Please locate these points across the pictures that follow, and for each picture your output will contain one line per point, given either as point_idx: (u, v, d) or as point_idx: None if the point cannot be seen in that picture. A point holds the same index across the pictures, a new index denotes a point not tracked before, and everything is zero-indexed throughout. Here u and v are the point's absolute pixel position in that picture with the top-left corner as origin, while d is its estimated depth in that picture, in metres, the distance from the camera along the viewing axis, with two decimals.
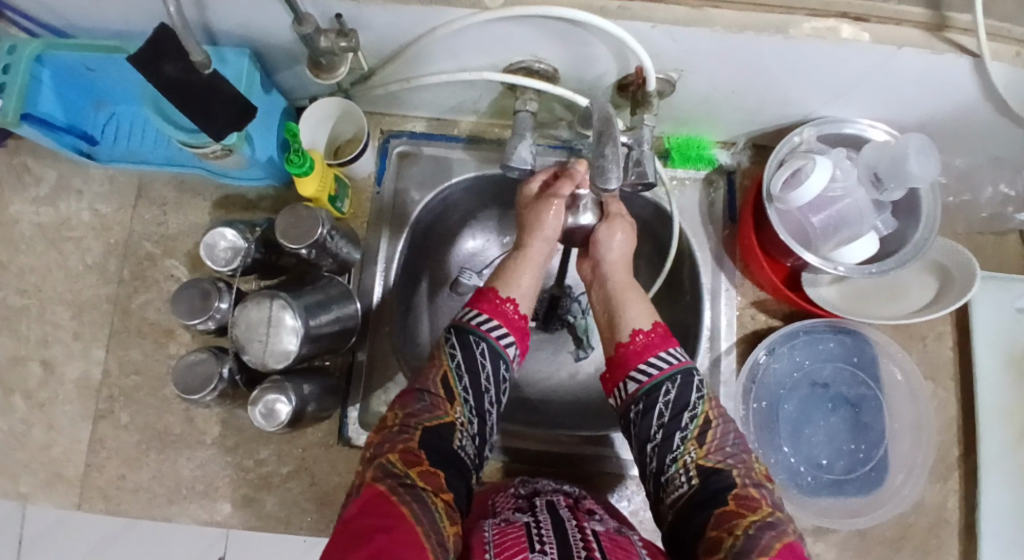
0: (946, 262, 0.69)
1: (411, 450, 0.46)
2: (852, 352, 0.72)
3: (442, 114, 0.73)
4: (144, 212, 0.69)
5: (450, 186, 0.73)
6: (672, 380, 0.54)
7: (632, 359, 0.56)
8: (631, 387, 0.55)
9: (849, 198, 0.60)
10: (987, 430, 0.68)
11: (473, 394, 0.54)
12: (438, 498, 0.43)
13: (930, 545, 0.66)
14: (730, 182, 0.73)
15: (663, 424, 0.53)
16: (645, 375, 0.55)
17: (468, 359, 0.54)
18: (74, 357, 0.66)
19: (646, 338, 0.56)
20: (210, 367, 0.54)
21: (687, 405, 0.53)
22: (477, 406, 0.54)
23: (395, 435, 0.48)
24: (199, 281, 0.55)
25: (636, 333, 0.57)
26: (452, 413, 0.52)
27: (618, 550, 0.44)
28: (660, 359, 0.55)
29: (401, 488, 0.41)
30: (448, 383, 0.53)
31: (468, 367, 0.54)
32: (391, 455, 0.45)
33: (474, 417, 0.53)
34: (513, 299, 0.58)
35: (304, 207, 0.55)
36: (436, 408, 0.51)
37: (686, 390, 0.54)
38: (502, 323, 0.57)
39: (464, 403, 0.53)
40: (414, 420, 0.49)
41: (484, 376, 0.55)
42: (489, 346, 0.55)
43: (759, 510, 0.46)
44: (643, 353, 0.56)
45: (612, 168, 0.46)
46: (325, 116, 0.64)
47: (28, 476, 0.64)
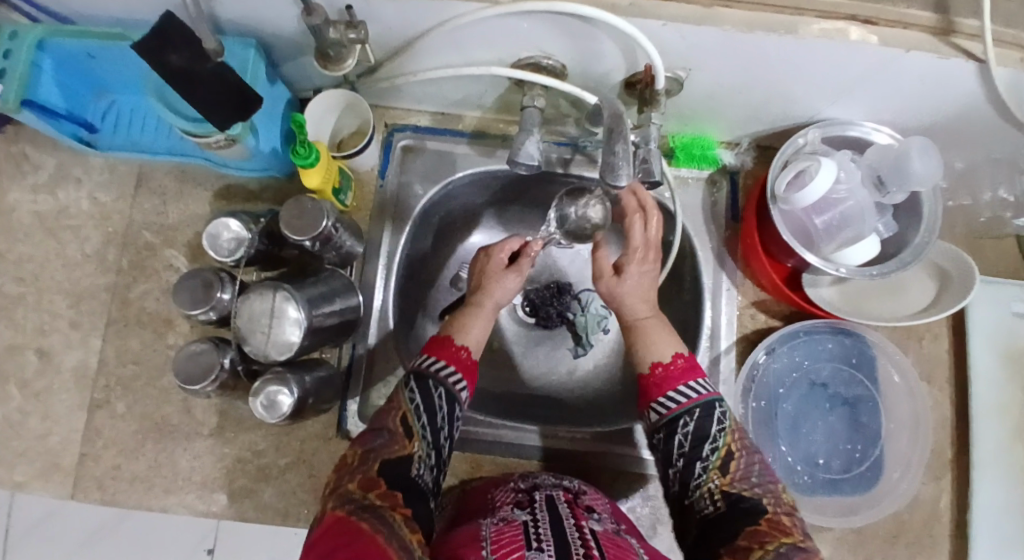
0: (945, 265, 0.69)
1: (370, 478, 0.45)
2: (850, 352, 0.73)
3: (446, 108, 0.72)
4: (145, 201, 0.69)
5: (454, 181, 0.73)
6: (690, 413, 0.51)
7: (652, 391, 0.54)
8: (654, 416, 0.54)
9: (853, 199, 0.60)
10: (981, 431, 0.69)
11: (430, 430, 0.52)
12: (396, 512, 0.41)
13: (924, 544, 0.67)
14: (733, 182, 0.74)
15: (684, 453, 0.51)
16: (668, 406, 0.53)
17: (426, 401, 0.53)
18: (71, 346, 0.65)
19: (666, 370, 0.54)
20: (211, 358, 0.52)
21: (708, 436, 0.50)
22: (435, 441, 0.52)
23: (354, 468, 0.46)
24: (201, 270, 0.53)
25: (657, 364, 0.54)
26: (410, 447, 0.50)
27: (616, 550, 0.45)
28: (682, 391, 0.53)
29: (360, 511, 0.41)
30: (407, 422, 0.51)
31: (427, 409, 0.53)
32: (352, 485, 0.44)
33: (432, 451, 0.52)
34: (466, 346, 0.58)
35: (309, 199, 0.54)
36: (393, 442, 0.49)
37: (706, 422, 0.51)
38: (456, 368, 0.57)
39: (422, 438, 0.51)
40: (374, 454, 0.47)
41: (440, 416, 0.53)
42: (445, 390, 0.55)
43: (790, 535, 0.44)
44: (663, 386, 0.54)
45: (621, 163, 0.46)
46: (330, 107, 0.64)
47: (23, 466, 0.63)
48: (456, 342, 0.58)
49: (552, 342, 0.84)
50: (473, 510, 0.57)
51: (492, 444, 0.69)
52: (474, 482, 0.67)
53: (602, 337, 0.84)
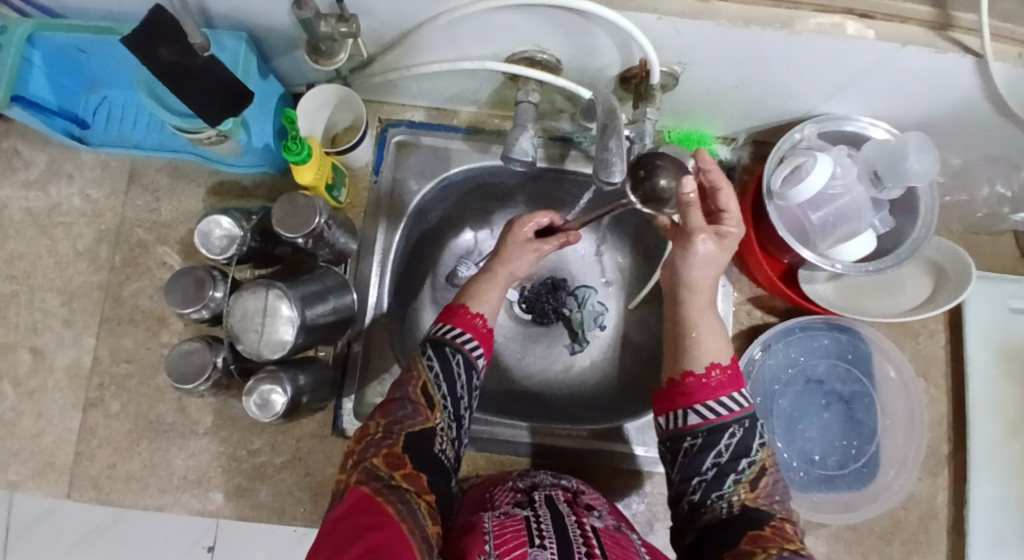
0: (942, 261, 0.69)
1: (395, 454, 0.46)
2: (845, 348, 0.73)
3: (441, 103, 0.72)
4: (137, 198, 0.68)
5: (450, 177, 0.72)
6: (740, 423, 0.50)
7: (700, 393, 0.51)
8: (692, 420, 0.51)
9: (849, 195, 0.60)
10: (977, 427, 0.69)
11: (451, 400, 0.54)
12: (421, 499, 0.42)
13: (920, 541, 0.67)
14: (729, 177, 0.73)
15: (717, 463, 0.49)
16: (714, 412, 0.50)
17: (445, 369, 0.54)
18: (64, 345, 0.65)
19: (721, 375, 0.51)
20: (204, 356, 0.51)
21: (747, 451, 0.50)
22: (455, 411, 0.54)
23: (378, 441, 0.47)
24: (193, 268, 0.52)
25: (713, 367, 0.51)
26: (433, 419, 0.51)
27: (617, 548, 0.45)
28: (732, 401, 0.51)
29: (386, 491, 0.41)
30: (428, 392, 0.52)
31: (447, 378, 0.54)
32: (376, 459, 0.45)
33: (452, 422, 0.54)
34: (481, 314, 0.59)
35: (302, 196, 0.54)
36: (417, 414, 0.51)
37: (750, 436, 0.50)
38: (473, 336, 0.58)
39: (443, 409, 0.53)
40: (397, 426, 0.48)
41: (460, 384, 0.55)
42: (463, 358, 0.56)
43: (792, 541, 0.44)
44: (713, 391, 0.51)
45: (615, 160, 0.46)
46: (323, 102, 0.63)
47: (17, 464, 0.63)
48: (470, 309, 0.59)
49: (548, 338, 0.84)
50: (471, 506, 0.57)
51: (489, 442, 0.69)
52: (469, 479, 0.67)
53: (598, 334, 0.84)
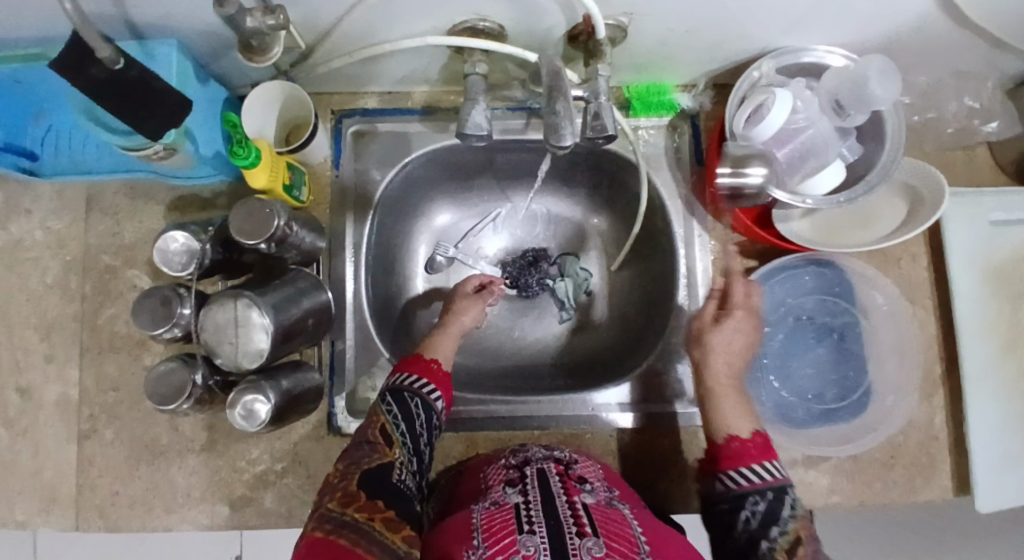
0: (915, 183, 0.68)
1: (349, 492, 0.46)
2: (832, 283, 0.73)
3: (392, 87, 0.70)
4: (98, 224, 0.67)
5: (412, 161, 0.71)
6: (761, 493, 0.49)
7: (723, 461, 0.53)
8: (725, 485, 0.51)
9: (814, 127, 0.59)
10: (968, 345, 0.69)
11: (410, 436, 0.54)
12: (376, 519, 0.44)
13: (921, 462, 0.68)
14: (695, 126, 0.72)
15: (748, 529, 0.49)
16: (744, 479, 0.51)
17: (403, 410, 0.55)
18: (49, 380, 0.65)
19: (742, 446, 0.52)
20: (182, 375, 0.51)
21: (777, 520, 0.48)
22: (417, 447, 0.55)
23: (335, 484, 0.48)
24: (159, 288, 0.52)
25: (731, 438, 0.53)
26: (391, 454, 0.52)
27: (609, 522, 0.47)
28: (756, 471, 0.51)
29: (339, 528, 0.43)
30: (386, 432, 0.53)
31: (405, 418, 0.55)
32: (331, 503, 0.46)
33: (413, 456, 0.54)
34: (437, 359, 0.62)
35: (256, 199, 0.53)
36: (375, 452, 0.51)
37: (777, 506, 0.49)
38: (429, 379, 0.59)
39: (402, 445, 0.53)
40: (354, 466, 0.49)
41: (419, 422, 0.56)
42: (422, 400, 0.57)
43: None
44: (735, 460, 0.52)
45: (564, 124, 0.45)
46: (268, 99, 0.61)
47: (22, 503, 0.63)
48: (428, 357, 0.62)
49: (535, 310, 0.84)
50: (468, 490, 0.58)
51: (485, 419, 0.69)
52: (471, 460, 0.66)
53: (584, 299, 0.84)
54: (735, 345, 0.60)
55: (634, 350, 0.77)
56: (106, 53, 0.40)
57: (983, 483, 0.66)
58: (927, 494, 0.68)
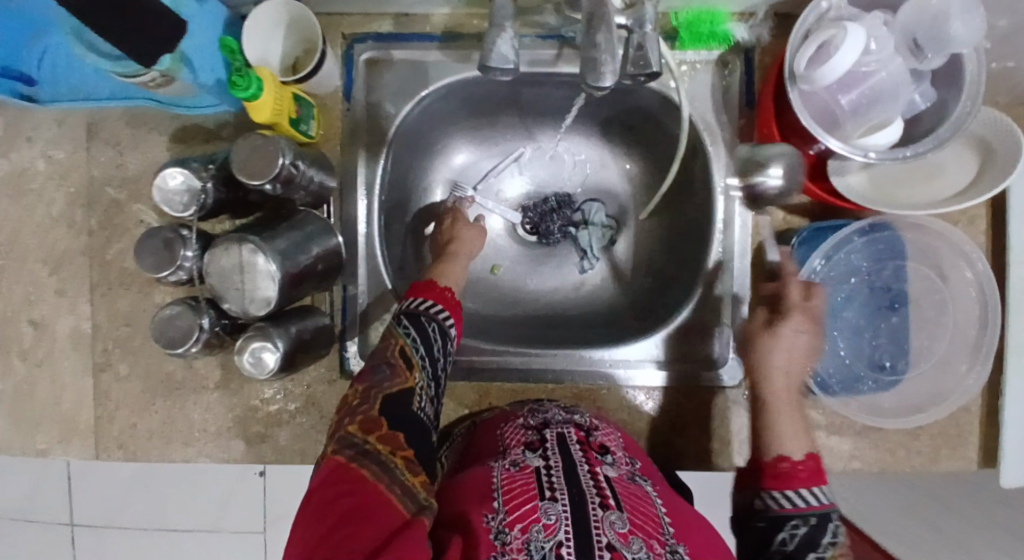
0: (989, 136, 0.60)
1: (371, 419, 0.45)
2: (911, 248, 0.65)
3: (409, 8, 0.62)
4: (100, 153, 0.63)
5: (429, 95, 0.65)
6: (805, 519, 0.45)
7: (767, 480, 0.48)
8: (765, 506, 0.47)
9: (885, 71, 0.52)
10: (1018, 321, 0.64)
11: (429, 361, 0.54)
12: (398, 456, 0.43)
13: (953, 435, 0.65)
14: (749, 61, 0.64)
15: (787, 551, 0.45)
16: (788, 503, 0.46)
17: (421, 334, 0.54)
18: (62, 314, 0.64)
19: (792, 468, 0.47)
20: (188, 321, 0.48)
21: (816, 548, 0.44)
22: (434, 372, 0.54)
23: (355, 407, 0.47)
24: (159, 229, 0.49)
25: (782, 458, 0.48)
26: (412, 379, 0.51)
27: (633, 500, 0.47)
28: (802, 496, 0.46)
29: (360, 457, 0.42)
30: (406, 354, 0.52)
31: (423, 340, 0.54)
32: (351, 427, 0.45)
33: (432, 381, 0.53)
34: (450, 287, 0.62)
35: (259, 135, 0.48)
36: (395, 376, 0.50)
37: (819, 533, 0.44)
38: (444, 306, 0.59)
39: (422, 368, 0.52)
40: (374, 391, 0.48)
41: (437, 347, 0.55)
42: (438, 325, 0.56)
43: None
44: (782, 481, 0.47)
45: (605, 59, 0.38)
46: (272, 22, 0.56)
47: (43, 432, 0.64)
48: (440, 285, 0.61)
49: (556, 259, 0.80)
50: (484, 446, 0.58)
51: (501, 371, 0.67)
52: (485, 412, 0.66)
53: (608, 249, 0.80)
54: (794, 352, 0.53)
55: (657, 303, 0.74)
56: None
57: (1009, 456, 0.64)
58: (951, 465, 0.65)
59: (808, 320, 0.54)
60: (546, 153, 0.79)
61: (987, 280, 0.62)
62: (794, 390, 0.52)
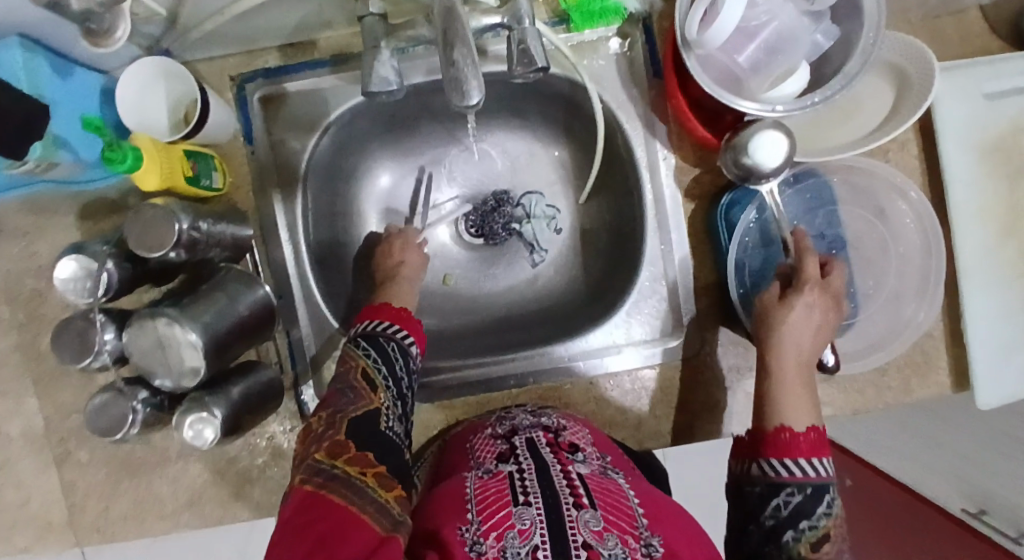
0: (904, 62, 0.59)
1: (339, 443, 0.45)
2: (845, 190, 0.65)
3: (291, 38, 0.60)
4: (10, 246, 0.62)
5: (333, 122, 0.63)
6: (800, 487, 0.44)
7: (768, 450, 0.47)
8: (761, 472, 0.46)
9: (775, 22, 0.52)
10: (963, 239, 0.65)
11: (393, 381, 0.53)
12: (369, 474, 0.43)
13: (918, 364, 0.66)
14: (647, 30, 0.62)
15: (780, 514, 0.44)
16: (785, 470, 0.45)
17: (384, 353, 0.54)
18: (9, 413, 0.63)
19: (791, 438, 0.47)
20: (119, 407, 0.48)
21: (811, 514, 0.44)
22: (399, 391, 0.54)
23: (320, 434, 0.47)
24: (71, 319, 0.48)
25: (783, 428, 0.47)
26: (377, 400, 0.51)
27: (606, 495, 0.47)
28: (801, 465, 0.45)
29: (330, 482, 0.42)
30: (368, 376, 0.52)
31: (385, 360, 0.54)
32: (319, 453, 0.45)
33: (398, 400, 0.53)
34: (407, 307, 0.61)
35: (150, 207, 0.47)
36: (359, 399, 0.50)
37: (814, 502, 0.44)
38: (404, 327, 0.58)
39: (387, 389, 0.52)
40: (339, 416, 0.48)
41: (399, 366, 0.55)
42: (400, 344, 0.56)
43: None
44: (782, 451, 0.46)
45: (468, 74, 0.37)
46: (147, 82, 0.54)
47: (19, 532, 0.64)
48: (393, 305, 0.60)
49: (505, 259, 0.79)
50: (456, 461, 0.58)
51: (462, 387, 0.67)
52: (455, 427, 0.66)
53: (554, 239, 0.78)
54: (805, 328, 0.51)
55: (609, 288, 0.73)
56: None
57: (980, 377, 0.64)
58: (924, 394, 0.67)
59: (827, 298, 0.53)
60: (470, 153, 0.77)
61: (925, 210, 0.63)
62: (804, 365, 0.51)
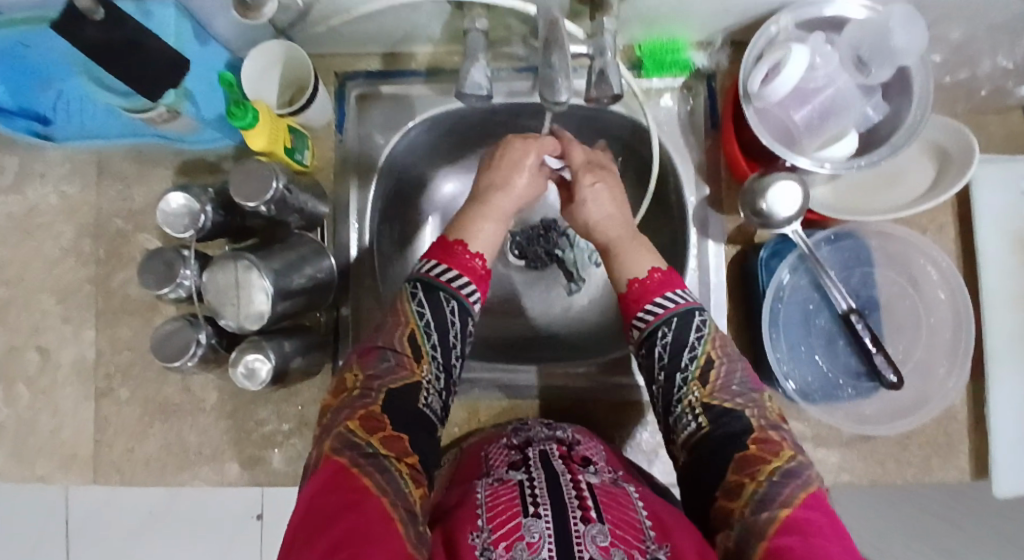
0: (944, 142, 0.64)
1: (374, 416, 0.47)
2: (879, 257, 0.68)
3: (394, 48, 0.68)
4: (109, 189, 0.68)
5: (415, 125, 0.70)
6: (668, 322, 0.57)
7: (633, 304, 0.60)
8: (638, 331, 0.59)
9: (834, 87, 0.56)
10: (995, 322, 0.67)
11: (441, 350, 0.57)
12: (402, 463, 0.44)
13: (937, 441, 0.67)
14: (711, 86, 0.69)
15: (664, 365, 0.56)
16: (653, 312, 0.58)
17: (437, 317, 0.57)
18: (66, 341, 0.67)
19: (643, 285, 0.60)
20: (186, 335, 0.53)
21: (687, 346, 0.56)
22: (444, 361, 0.57)
23: (356, 399, 0.49)
24: (162, 250, 0.53)
25: (635, 279, 0.60)
26: (418, 372, 0.54)
27: (614, 505, 0.45)
28: (659, 303, 0.58)
29: (363, 460, 0.42)
30: (415, 341, 0.55)
31: (438, 327, 0.57)
32: (353, 423, 0.46)
33: (441, 373, 0.56)
34: (480, 255, 0.61)
35: (255, 163, 0.52)
36: (400, 368, 0.53)
37: (682, 331, 0.57)
38: (466, 276, 0.60)
39: (431, 359, 0.56)
40: (377, 383, 0.51)
41: (451, 334, 0.57)
42: (458, 303, 0.58)
43: (779, 456, 0.47)
44: (641, 300, 0.59)
45: (560, 77, 0.41)
46: (268, 62, 0.60)
47: (44, 459, 0.66)
48: (468, 249, 0.60)
49: (544, 281, 0.83)
50: (467, 472, 0.57)
51: (487, 390, 0.70)
52: (473, 433, 0.68)
53: (595, 272, 0.83)
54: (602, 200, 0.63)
55: None
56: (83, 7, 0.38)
57: (1000, 463, 0.66)
58: (942, 474, 0.67)
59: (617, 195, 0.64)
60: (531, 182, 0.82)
61: (957, 286, 0.65)
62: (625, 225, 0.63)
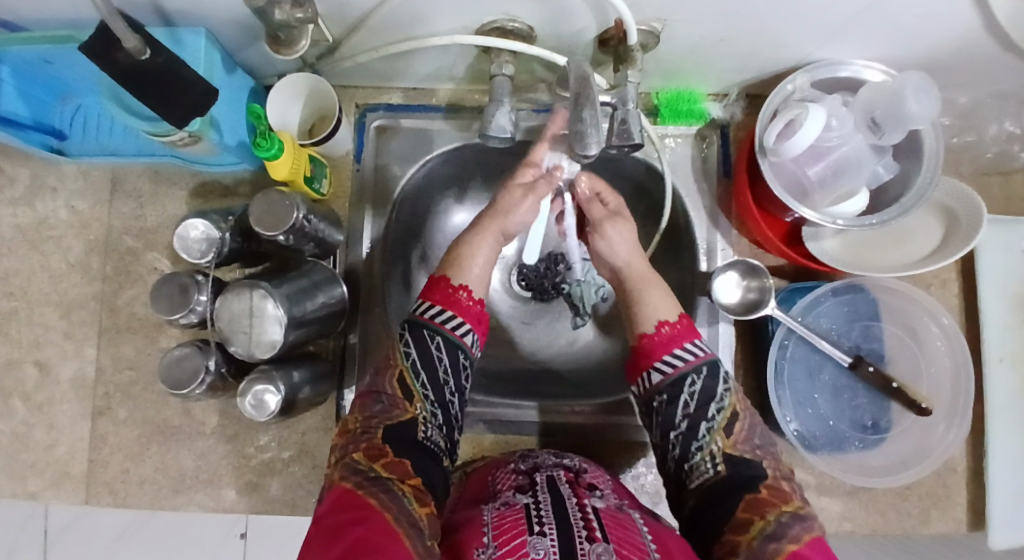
0: (953, 205, 0.66)
1: (375, 446, 0.47)
2: (880, 311, 0.69)
3: (418, 83, 0.69)
4: (122, 206, 0.68)
5: (433, 159, 0.70)
6: (697, 371, 0.57)
7: (655, 350, 0.58)
8: (656, 378, 0.58)
9: (846, 146, 0.58)
10: (994, 379, 0.68)
11: (432, 388, 0.55)
12: (406, 484, 0.43)
13: (937, 496, 0.67)
14: (724, 135, 0.70)
15: (688, 413, 0.55)
16: (671, 365, 0.57)
17: (423, 356, 0.55)
18: (67, 357, 0.66)
19: (671, 329, 0.59)
20: (196, 361, 0.53)
21: (714, 397, 0.56)
22: (439, 399, 0.55)
23: (358, 436, 0.49)
24: (177, 275, 0.53)
25: (663, 324, 0.59)
26: (412, 411, 0.52)
27: (618, 529, 0.45)
28: (687, 350, 0.58)
29: (368, 483, 0.42)
30: (405, 384, 0.54)
31: (424, 363, 0.55)
32: (358, 453, 0.46)
33: (437, 409, 0.55)
34: (466, 287, 0.59)
35: (277, 192, 0.53)
36: (394, 408, 0.52)
37: (711, 380, 0.56)
38: (457, 314, 0.58)
39: (423, 399, 0.54)
40: (374, 422, 0.50)
41: (442, 367, 0.56)
42: (445, 338, 0.56)
43: (790, 502, 0.48)
44: (667, 345, 0.58)
45: (590, 132, 0.42)
46: (295, 92, 0.61)
47: (35, 477, 0.64)
48: (452, 283, 0.59)
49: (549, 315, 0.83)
50: (471, 495, 0.56)
51: (491, 424, 0.71)
52: (475, 462, 0.68)
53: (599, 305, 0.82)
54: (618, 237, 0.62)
55: None
56: (130, 43, 0.38)
57: (997, 520, 0.66)
58: (941, 528, 0.67)
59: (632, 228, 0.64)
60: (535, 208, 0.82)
61: (956, 337, 0.66)
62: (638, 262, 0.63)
